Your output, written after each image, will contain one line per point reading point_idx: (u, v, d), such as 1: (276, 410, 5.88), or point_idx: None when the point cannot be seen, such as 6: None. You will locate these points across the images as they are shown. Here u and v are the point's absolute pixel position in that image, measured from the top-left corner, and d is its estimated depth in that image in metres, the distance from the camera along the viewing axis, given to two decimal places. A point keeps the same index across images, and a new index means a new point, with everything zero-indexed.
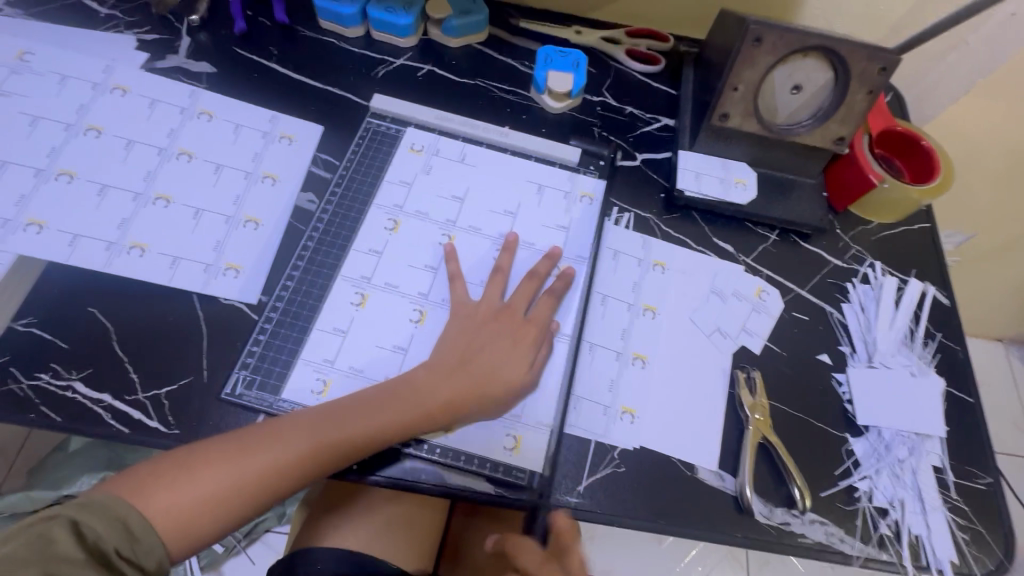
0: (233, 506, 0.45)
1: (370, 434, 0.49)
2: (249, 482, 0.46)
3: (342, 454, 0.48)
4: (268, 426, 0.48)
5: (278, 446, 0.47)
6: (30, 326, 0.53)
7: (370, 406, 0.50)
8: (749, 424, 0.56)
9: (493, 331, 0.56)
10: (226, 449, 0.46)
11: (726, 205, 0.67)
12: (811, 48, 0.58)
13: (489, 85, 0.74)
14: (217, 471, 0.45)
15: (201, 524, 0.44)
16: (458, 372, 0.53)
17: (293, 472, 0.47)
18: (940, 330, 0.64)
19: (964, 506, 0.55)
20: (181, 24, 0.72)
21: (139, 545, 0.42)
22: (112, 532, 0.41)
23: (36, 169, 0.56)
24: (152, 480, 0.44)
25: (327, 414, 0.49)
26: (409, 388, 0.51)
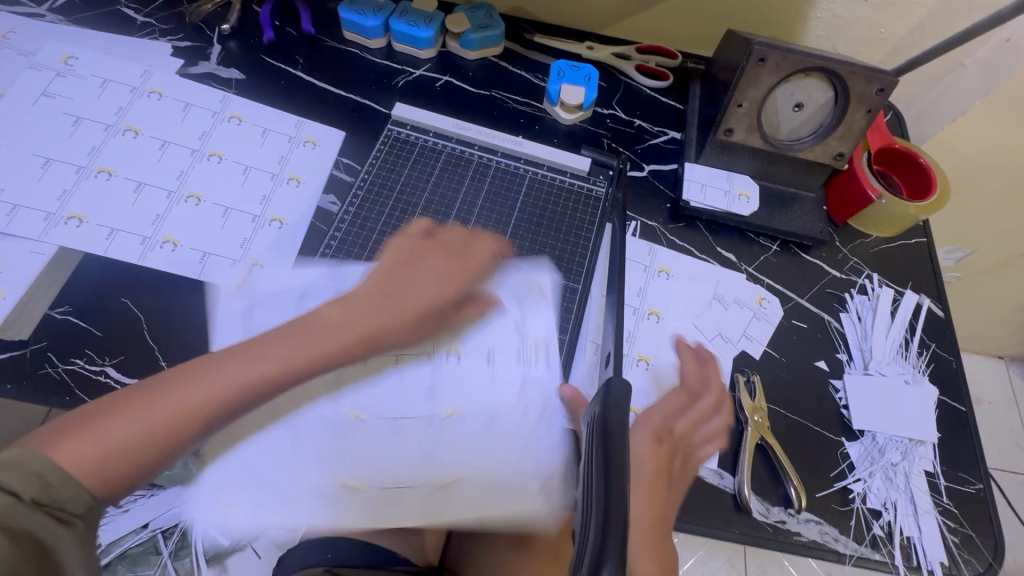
0: (164, 449, 0.41)
1: (298, 362, 0.49)
2: (179, 422, 0.42)
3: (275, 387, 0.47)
4: (191, 365, 0.45)
5: (205, 382, 0.44)
6: (66, 314, 0.56)
7: (296, 336, 0.50)
8: (748, 425, 0.58)
9: (439, 305, 0.56)
10: (146, 391, 0.42)
11: (729, 216, 0.70)
12: (813, 68, 0.61)
13: (504, 96, 0.77)
14: (140, 412, 0.41)
15: (128, 468, 0.39)
16: (384, 311, 0.54)
17: (242, 396, 0.45)
18: (934, 340, 0.66)
19: (955, 511, 0.57)
20: (213, 33, 0.75)
21: (58, 493, 0.36)
22: (27, 483, 0.34)
23: (77, 166, 0.59)
24: (68, 430, 0.39)
25: (251, 345, 0.48)
26: (323, 323, 0.52)
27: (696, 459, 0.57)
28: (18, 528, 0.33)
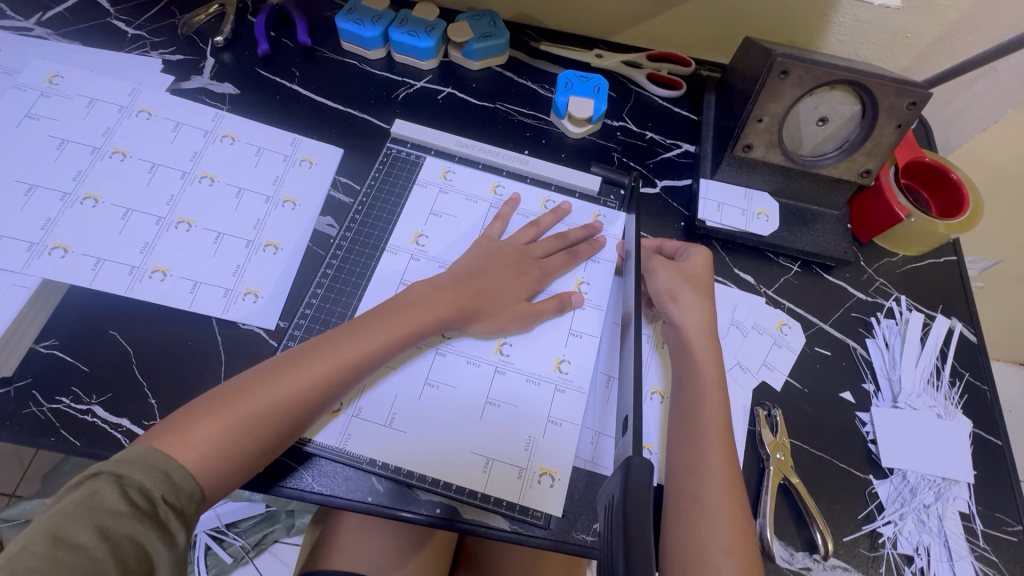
0: (261, 434, 0.45)
1: (396, 337, 0.51)
2: (268, 409, 0.45)
3: (367, 365, 0.49)
4: (301, 350, 0.48)
5: (305, 366, 0.47)
6: (52, 348, 0.53)
7: (393, 313, 0.52)
8: (770, 463, 0.55)
9: (501, 261, 0.58)
10: (254, 378, 0.46)
11: (747, 236, 0.66)
12: (839, 81, 0.57)
13: (509, 109, 0.74)
14: (253, 397, 0.45)
15: (240, 455, 0.44)
16: (460, 284, 0.55)
17: (327, 389, 0.47)
18: (966, 368, 0.63)
19: (994, 556, 0.53)
20: (205, 45, 0.72)
21: (182, 492, 0.41)
22: (156, 482, 0.40)
23: (62, 193, 0.57)
24: (185, 420, 0.43)
25: (357, 324, 0.51)
26: (423, 296, 0.53)
27: None
28: (121, 542, 0.36)
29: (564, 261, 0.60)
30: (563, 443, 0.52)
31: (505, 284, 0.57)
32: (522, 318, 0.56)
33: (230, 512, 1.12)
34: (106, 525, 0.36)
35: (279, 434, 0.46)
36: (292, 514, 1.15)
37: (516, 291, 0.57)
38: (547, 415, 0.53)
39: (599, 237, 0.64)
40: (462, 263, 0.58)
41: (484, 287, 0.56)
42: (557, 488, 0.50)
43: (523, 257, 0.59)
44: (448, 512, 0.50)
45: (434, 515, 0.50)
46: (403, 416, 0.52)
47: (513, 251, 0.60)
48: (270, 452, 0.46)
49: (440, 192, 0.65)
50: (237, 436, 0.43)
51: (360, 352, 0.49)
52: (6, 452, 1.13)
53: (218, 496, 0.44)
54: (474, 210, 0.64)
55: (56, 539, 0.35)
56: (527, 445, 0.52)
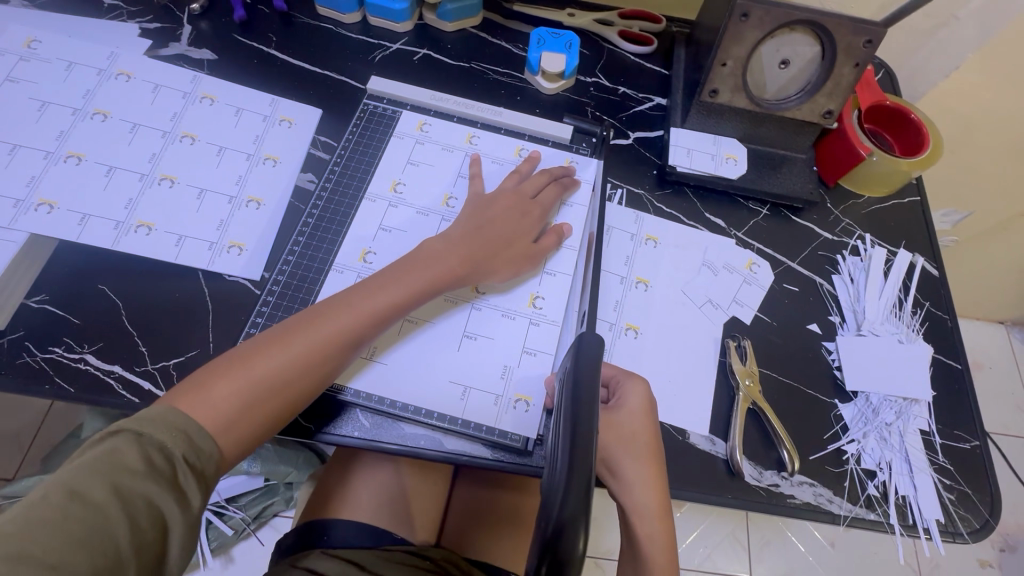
0: (279, 393, 0.46)
1: (405, 297, 0.52)
2: (284, 368, 0.46)
3: (380, 324, 0.51)
4: (312, 311, 0.50)
5: (318, 325, 0.48)
6: (43, 302, 0.55)
7: (403, 272, 0.53)
8: (739, 389, 0.57)
9: (502, 207, 0.60)
10: (268, 338, 0.47)
11: (717, 180, 0.68)
12: (798, 22, 0.59)
13: (484, 67, 0.75)
14: (268, 356, 0.46)
15: (258, 413, 0.45)
16: (469, 238, 0.57)
17: (341, 348, 0.49)
18: (928, 299, 0.65)
19: (951, 469, 0.56)
20: (182, 13, 0.73)
21: (202, 451, 0.41)
22: (175, 441, 0.40)
23: (46, 152, 0.58)
24: (203, 380, 0.44)
25: (366, 285, 0.52)
26: (428, 255, 0.55)
27: (686, 425, 0.56)
28: (136, 501, 0.37)
29: (554, 193, 0.63)
30: (537, 372, 0.55)
31: (513, 228, 0.59)
32: (532, 260, 0.59)
33: (230, 486, 1.12)
34: (121, 483, 0.37)
35: (296, 393, 0.47)
36: (290, 488, 1.16)
37: (521, 239, 0.59)
38: (522, 346, 0.56)
39: (574, 178, 0.66)
40: (466, 213, 0.59)
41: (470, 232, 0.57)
42: (532, 413, 0.53)
43: (521, 200, 0.61)
44: (432, 443, 0.53)
45: (426, 449, 0.53)
46: (385, 349, 0.54)
47: (508, 195, 0.61)
48: (288, 412, 0.47)
49: (416, 143, 0.67)
50: (255, 395, 0.45)
51: (370, 310, 0.50)
52: (6, 435, 1.15)
53: (239, 456, 0.45)
54: (451, 160, 0.66)
55: (73, 494, 0.36)
56: (503, 373, 0.55)
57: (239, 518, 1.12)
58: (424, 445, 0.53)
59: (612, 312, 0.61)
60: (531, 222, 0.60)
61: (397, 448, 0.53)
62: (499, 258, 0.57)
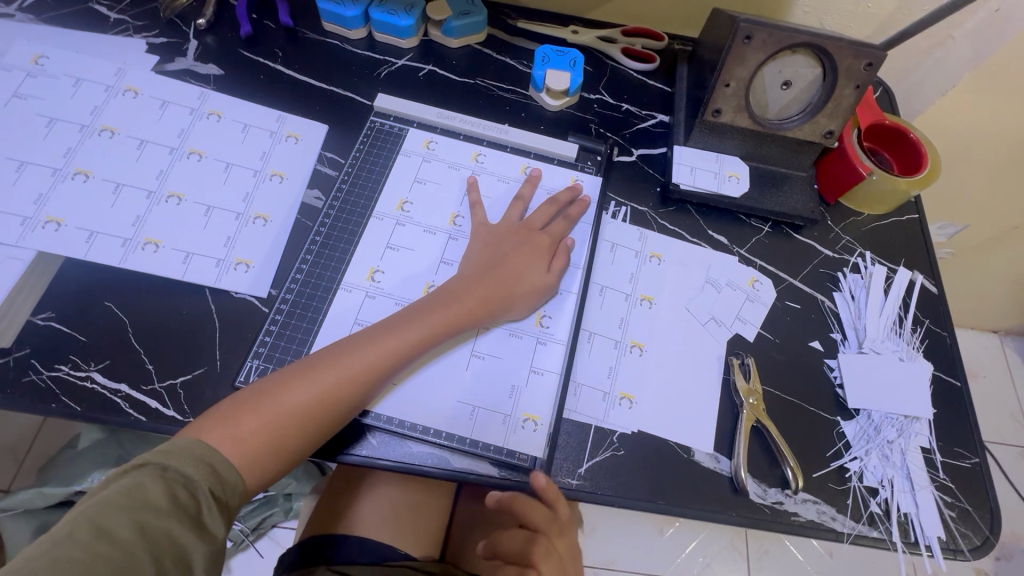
0: (303, 427, 0.47)
1: (427, 335, 0.53)
2: (310, 404, 0.47)
3: (402, 362, 0.51)
4: (336, 346, 0.51)
5: (343, 361, 0.49)
6: (49, 320, 0.55)
7: (426, 312, 0.54)
8: (744, 407, 0.58)
9: (514, 240, 0.61)
10: (292, 372, 0.48)
11: (719, 198, 0.69)
12: (800, 45, 0.60)
13: (489, 84, 0.76)
14: (294, 391, 0.47)
15: (281, 446, 0.46)
16: (485, 280, 0.57)
17: (364, 384, 0.49)
18: (927, 316, 0.66)
19: (951, 485, 0.57)
20: (188, 28, 0.74)
21: (226, 483, 0.43)
22: (200, 474, 0.42)
23: (53, 169, 0.58)
24: (231, 413, 0.45)
25: (390, 323, 0.53)
26: (450, 293, 0.56)
27: (691, 443, 0.57)
28: (158, 537, 0.38)
29: (564, 227, 0.64)
30: (544, 390, 0.56)
31: (525, 264, 0.59)
32: (544, 289, 0.59)
33: None
34: (146, 519, 0.38)
35: (319, 428, 0.48)
36: (289, 498, 1.15)
37: (535, 272, 0.59)
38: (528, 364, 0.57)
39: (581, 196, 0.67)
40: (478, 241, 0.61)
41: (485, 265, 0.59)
42: (540, 433, 0.54)
43: (530, 231, 0.62)
44: (440, 463, 0.53)
45: (432, 468, 0.53)
46: None
47: (515, 230, 0.62)
48: (310, 445, 0.48)
49: (423, 161, 0.67)
50: (279, 430, 0.46)
51: (393, 348, 0.51)
52: (1, 446, 1.14)
53: (258, 489, 0.46)
54: (458, 179, 0.67)
55: (99, 530, 0.37)
56: (510, 392, 0.55)
57: (238, 530, 1.12)
58: (432, 465, 0.53)
59: (618, 329, 0.61)
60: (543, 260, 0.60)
61: (405, 466, 0.53)
62: (512, 291, 0.57)
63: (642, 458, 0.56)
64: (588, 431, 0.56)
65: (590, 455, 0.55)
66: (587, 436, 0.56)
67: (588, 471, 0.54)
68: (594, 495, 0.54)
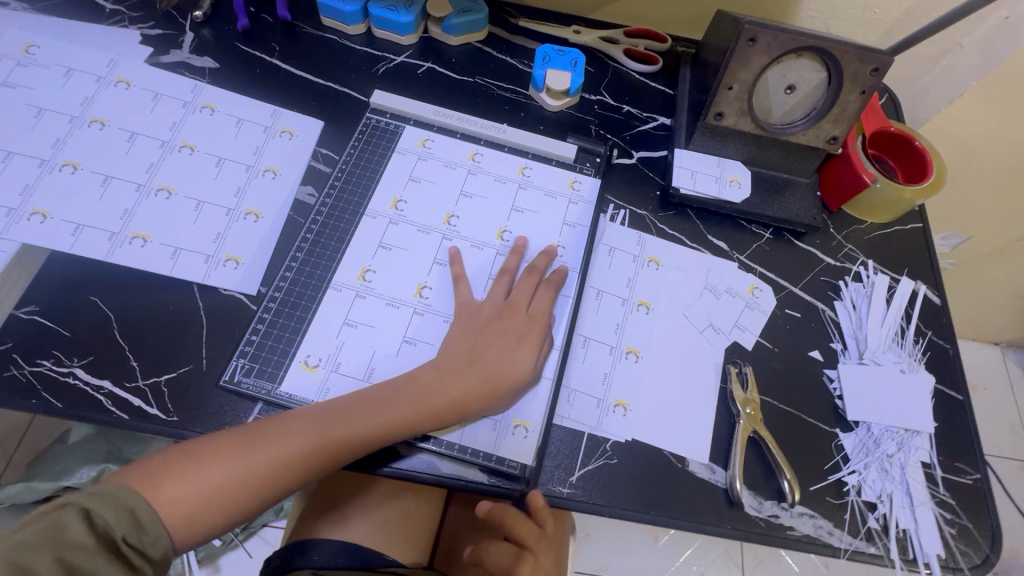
0: (230, 500, 0.46)
1: (379, 430, 0.49)
2: (239, 480, 0.46)
3: (346, 452, 0.49)
4: (285, 421, 0.49)
5: (283, 441, 0.48)
6: (32, 314, 0.54)
7: (387, 403, 0.50)
8: (741, 418, 0.57)
9: (496, 330, 0.56)
10: (231, 441, 0.47)
11: (720, 203, 0.68)
12: (805, 48, 0.59)
13: (489, 82, 0.75)
14: (227, 466, 0.46)
15: (207, 517, 0.45)
16: (462, 372, 0.53)
17: (303, 465, 0.48)
18: (929, 328, 0.65)
19: (952, 502, 0.56)
20: (185, 20, 0.72)
21: (146, 534, 0.43)
22: (119, 522, 0.41)
23: (41, 160, 0.57)
24: (166, 468, 0.45)
25: (346, 407, 0.50)
26: (419, 385, 0.52)
27: (686, 453, 0.55)
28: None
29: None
30: (535, 396, 0.55)
31: (506, 357, 0.54)
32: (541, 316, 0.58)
33: None
34: (70, 558, 0.38)
35: (246, 501, 0.47)
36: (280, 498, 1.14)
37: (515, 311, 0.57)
38: None
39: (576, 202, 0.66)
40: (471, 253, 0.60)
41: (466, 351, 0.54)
42: (531, 440, 0.53)
43: (517, 316, 0.57)
44: (428, 468, 0.52)
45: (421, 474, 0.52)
46: (381, 371, 0.54)
47: (498, 309, 0.57)
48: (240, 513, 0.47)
49: (418, 159, 0.66)
50: (208, 499, 0.45)
51: (338, 437, 0.49)
52: None
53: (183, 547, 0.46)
54: (454, 178, 0.66)
55: (20, 568, 0.37)
56: None
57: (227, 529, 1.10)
58: (420, 470, 0.52)
59: (613, 334, 0.60)
60: (532, 338, 0.56)
61: (392, 471, 0.52)
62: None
63: (634, 467, 0.54)
64: (580, 438, 0.55)
65: (582, 464, 0.54)
66: (579, 442, 0.55)
67: (581, 479, 0.53)
68: (585, 504, 0.53)
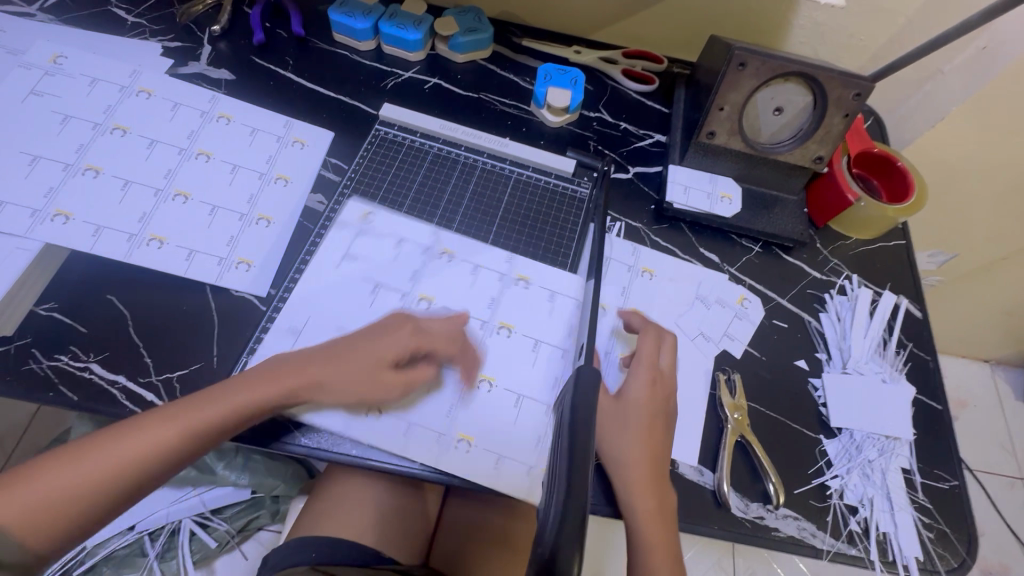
0: (88, 499, 0.44)
1: (276, 397, 0.51)
2: (108, 478, 0.45)
3: (240, 422, 0.49)
4: (148, 414, 0.48)
5: (177, 419, 0.48)
6: (51, 310, 0.56)
7: (287, 373, 0.52)
8: (728, 422, 0.59)
9: (363, 325, 0.57)
10: (87, 442, 0.46)
11: (711, 217, 0.71)
12: (791, 73, 0.62)
13: (492, 98, 0.78)
14: (96, 464, 0.44)
15: (65, 520, 0.43)
16: (330, 361, 0.53)
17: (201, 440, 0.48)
18: (911, 341, 0.68)
19: (930, 507, 0.58)
20: (203, 34, 0.76)
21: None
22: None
23: (65, 164, 0.60)
24: (48, 461, 0.44)
25: (205, 394, 0.49)
26: (318, 358, 0.53)
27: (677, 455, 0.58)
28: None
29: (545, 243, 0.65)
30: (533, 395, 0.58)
31: (381, 347, 0.55)
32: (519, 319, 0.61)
33: (216, 498, 1.09)
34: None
35: (117, 497, 0.45)
36: (276, 501, 1.14)
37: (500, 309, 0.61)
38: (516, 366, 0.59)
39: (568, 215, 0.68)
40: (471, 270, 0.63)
41: (379, 333, 0.56)
42: (473, 453, 0.54)
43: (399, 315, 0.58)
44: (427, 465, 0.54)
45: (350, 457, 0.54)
46: None
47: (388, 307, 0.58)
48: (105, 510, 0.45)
49: (414, 182, 0.69)
50: (58, 500, 0.43)
51: (237, 407, 0.49)
52: None
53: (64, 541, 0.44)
54: (457, 196, 0.69)
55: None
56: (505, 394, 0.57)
57: (223, 531, 1.11)
58: (420, 468, 0.54)
59: (607, 339, 0.63)
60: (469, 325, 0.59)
61: (390, 468, 0.54)
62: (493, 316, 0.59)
63: None
64: None
65: None
66: None
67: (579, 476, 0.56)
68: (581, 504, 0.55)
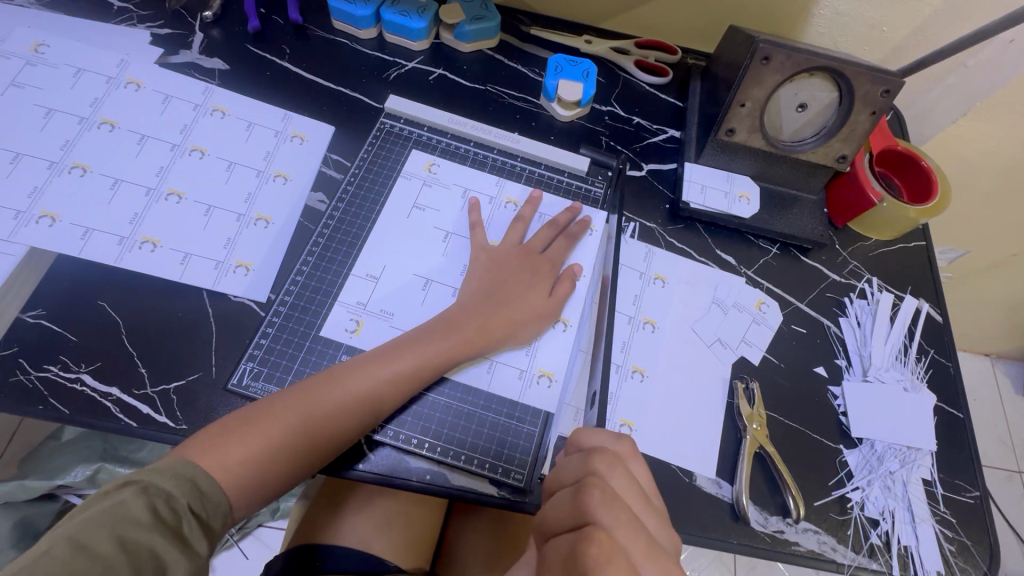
0: (296, 457, 0.47)
1: (423, 367, 0.52)
2: (299, 436, 0.47)
3: (389, 396, 0.50)
4: (359, 361, 0.51)
5: (330, 392, 0.49)
6: (39, 318, 0.53)
7: (420, 342, 0.53)
8: (747, 432, 0.57)
9: (519, 270, 0.60)
10: (284, 399, 0.48)
11: (728, 218, 0.68)
12: (818, 68, 0.59)
13: (500, 91, 0.75)
14: (282, 422, 0.47)
15: (274, 474, 0.46)
16: (485, 306, 0.56)
17: (362, 411, 0.49)
18: (932, 346, 0.66)
19: (952, 519, 0.57)
20: (194, 20, 0.72)
21: (209, 501, 0.42)
22: (182, 490, 0.41)
23: (49, 162, 0.57)
24: (220, 438, 0.45)
25: (402, 344, 0.53)
26: (446, 321, 0.55)
27: (693, 467, 0.56)
28: (142, 553, 0.37)
29: (565, 248, 0.63)
30: (552, 390, 0.56)
31: (524, 293, 0.58)
32: (545, 319, 0.58)
33: None
34: (127, 535, 0.37)
35: (327, 451, 0.48)
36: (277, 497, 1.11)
37: (539, 298, 0.59)
38: (530, 368, 0.57)
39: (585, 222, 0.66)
40: (484, 266, 0.60)
41: (508, 301, 0.57)
42: (554, 389, 0.57)
43: (538, 260, 0.61)
44: (437, 478, 0.52)
45: (354, 469, 0.52)
46: None
47: (515, 255, 0.61)
48: (307, 467, 0.48)
49: (423, 185, 0.65)
50: (266, 460, 0.46)
51: (382, 378, 0.50)
52: None
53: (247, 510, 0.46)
54: (456, 201, 0.65)
55: (77, 546, 0.36)
56: (521, 385, 0.56)
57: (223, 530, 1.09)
58: (428, 480, 0.52)
59: (622, 333, 0.61)
60: (544, 289, 0.60)
61: (402, 482, 0.52)
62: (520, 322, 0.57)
63: None
64: None
65: None
66: None
67: None
68: None
